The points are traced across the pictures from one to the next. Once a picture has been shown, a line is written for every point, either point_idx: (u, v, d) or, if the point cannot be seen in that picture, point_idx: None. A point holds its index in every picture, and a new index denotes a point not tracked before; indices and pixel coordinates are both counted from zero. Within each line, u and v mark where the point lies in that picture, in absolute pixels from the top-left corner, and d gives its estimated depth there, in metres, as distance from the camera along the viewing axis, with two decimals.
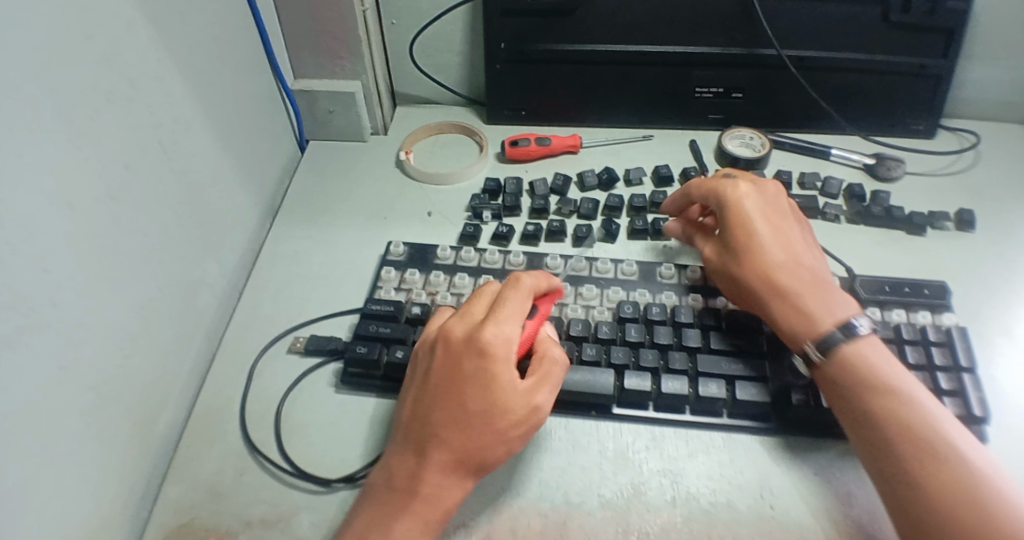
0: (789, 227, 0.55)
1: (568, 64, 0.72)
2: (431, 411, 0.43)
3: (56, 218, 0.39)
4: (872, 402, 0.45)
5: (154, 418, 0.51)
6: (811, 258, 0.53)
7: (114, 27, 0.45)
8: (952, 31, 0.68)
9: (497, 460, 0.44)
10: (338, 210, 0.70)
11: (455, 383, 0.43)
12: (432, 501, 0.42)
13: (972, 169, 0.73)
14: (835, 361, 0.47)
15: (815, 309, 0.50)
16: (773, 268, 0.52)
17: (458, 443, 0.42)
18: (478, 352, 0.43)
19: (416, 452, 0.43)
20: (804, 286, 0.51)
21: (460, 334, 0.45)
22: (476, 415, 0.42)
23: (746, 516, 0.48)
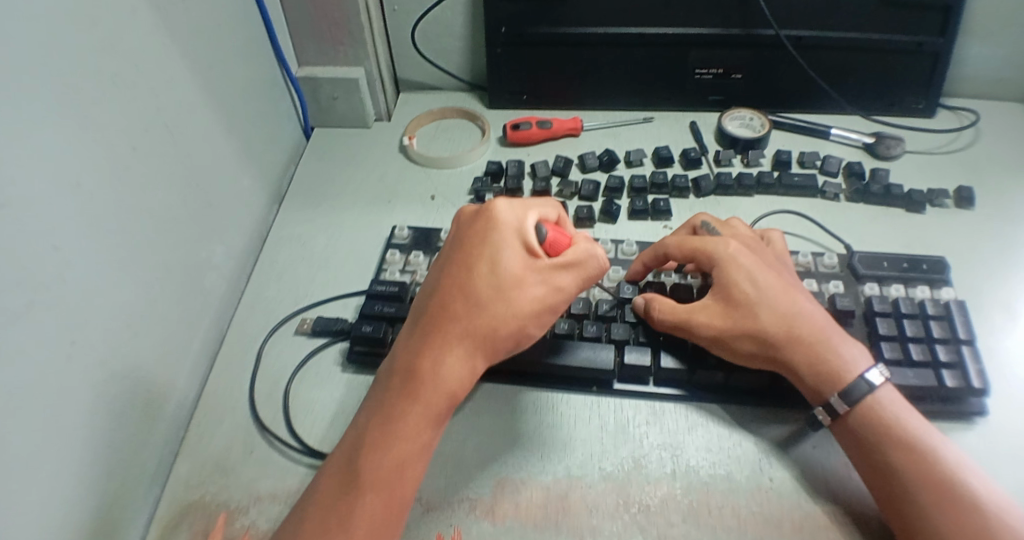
0: (782, 271, 0.54)
1: (568, 47, 0.72)
2: (439, 286, 0.46)
3: (63, 199, 0.41)
4: (869, 434, 0.46)
5: (165, 395, 0.52)
6: (812, 303, 0.52)
7: (119, 13, 0.46)
8: (950, 8, 0.68)
9: (503, 332, 0.45)
10: (342, 195, 0.71)
11: (466, 259, 0.46)
12: (431, 375, 0.43)
13: (972, 147, 0.73)
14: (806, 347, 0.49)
15: (802, 351, 0.49)
16: (758, 308, 0.51)
17: (464, 319, 0.44)
18: (483, 218, 0.48)
19: (421, 329, 0.45)
20: (813, 337, 0.49)
21: (471, 212, 0.50)
22: (477, 277, 0.45)
23: (743, 486, 0.49)
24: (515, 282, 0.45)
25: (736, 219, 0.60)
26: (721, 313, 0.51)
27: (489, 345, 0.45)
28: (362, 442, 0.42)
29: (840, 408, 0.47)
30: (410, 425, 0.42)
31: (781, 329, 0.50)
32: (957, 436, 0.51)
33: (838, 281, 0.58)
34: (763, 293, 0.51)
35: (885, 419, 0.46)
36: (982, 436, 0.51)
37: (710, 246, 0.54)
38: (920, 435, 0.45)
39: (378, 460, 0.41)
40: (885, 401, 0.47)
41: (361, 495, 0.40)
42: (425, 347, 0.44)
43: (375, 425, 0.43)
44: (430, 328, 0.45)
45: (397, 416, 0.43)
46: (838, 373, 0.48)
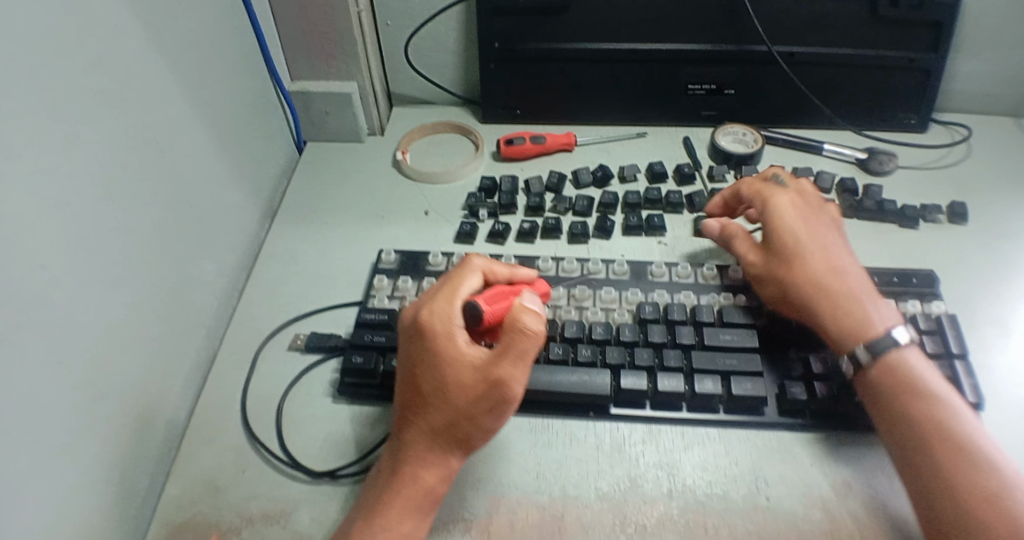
0: (828, 233, 0.56)
1: (561, 62, 0.72)
2: (408, 417, 0.44)
3: (52, 217, 0.40)
4: (914, 432, 0.45)
5: (155, 414, 0.51)
6: (846, 262, 0.54)
7: (110, 31, 0.46)
8: (940, 23, 0.68)
9: (473, 434, 0.43)
10: (334, 210, 0.71)
11: (419, 408, 0.44)
12: (409, 477, 0.43)
13: (963, 162, 0.74)
14: (835, 294, 0.52)
15: (834, 284, 0.52)
16: (806, 258, 0.53)
17: (459, 425, 0.43)
18: (430, 367, 0.44)
19: (400, 436, 0.45)
20: (845, 291, 0.52)
21: (424, 380, 0.44)
22: (428, 396, 0.43)
23: (739, 505, 0.49)
24: (490, 389, 0.42)
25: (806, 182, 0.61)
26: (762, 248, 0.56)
27: (487, 426, 0.43)
28: (380, 491, 0.44)
29: (864, 357, 0.49)
30: (398, 482, 0.43)
31: (812, 279, 0.53)
32: None
33: None
34: (803, 250, 0.54)
35: (937, 418, 0.45)
36: None
37: (768, 195, 0.58)
38: (974, 443, 0.43)
39: (402, 509, 0.42)
40: (941, 401, 0.46)
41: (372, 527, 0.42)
42: (423, 416, 0.44)
43: (388, 496, 0.43)
44: (415, 400, 0.44)
45: (415, 452, 0.44)
46: (863, 324, 0.50)
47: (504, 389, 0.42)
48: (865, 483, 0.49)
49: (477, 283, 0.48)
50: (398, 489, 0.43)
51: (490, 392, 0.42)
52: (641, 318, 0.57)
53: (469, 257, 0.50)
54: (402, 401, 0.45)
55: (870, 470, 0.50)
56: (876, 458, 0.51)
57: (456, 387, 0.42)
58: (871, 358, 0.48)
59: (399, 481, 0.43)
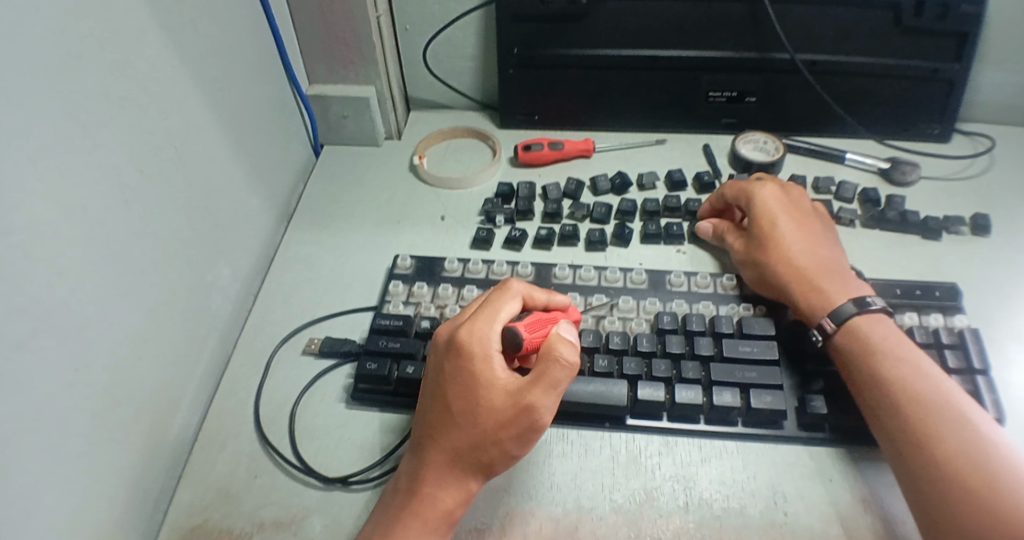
0: (808, 224, 0.59)
1: (580, 69, 0.72)
2: (431, 436, 0.44)
3: (70, 221, 0.40)
4: (889, 416, 0.46)
5: (168, 419, 0.51)
6: (825, 251, 0.57)
7: (129, 35, 0.46)
8: (965, 34, 0.67)
9: (497, 458, 0.43)
10: (349, 214, 0.70)
11: (445, 428, 0.43)
12: (429, 498, 0.43)
13: (988, 173, 0.73)
14: (806, 272, 0.55)
15: (800, 260, 0.55)
16: (792, 253, 0.56)
17: (485, 450, 0.43)
18: (462, 388, 0.43)
19: (420, 454, 0.44)
20: (815, 269, 0.55)
21: (454, 400, 0.43)
22: (457, 417, 0.43)
23: (757, 521, 0.48)
24: (522, 416, 0.42)
25: (796, 186, 0.63)
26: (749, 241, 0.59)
27: (511, 451, 0.43)
28: (397, 512, 0.43)
29: (829, 327, 0.51)
30: (416, 501, 0.43)
31: (803, 270, 0.55)
32: None
33: None
34: (793, 242, 0.56)
35: (913, 399, 0.46)
36: None
37: (751, 188, 0.61)
38: (953, 423, 0.44)
39: (421, 532, 0.42)
40: (911, 383, 0.47)
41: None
42: (449, 441, 0.43)
43: (405, 517, 0.42)
44: (441, 424, 0.43)
45: (436, 474, 0.43)
46: (829, 297, 0.53)
47: (535, 415, 0.42)
48: (887, 500, 0.48)
49: (517, 309, 0.47)
50: (416, 510, 0.42)
51: (519, 418, 0.42)
52: (659, 328, 0.56)
53: (509, 281, 0.49)
54: (427, 422, 0.44)
55: (892, 487, 0.49)
56: None
57: (487, 413, 0.42)
58: (836, 327, 0.51)
59: (419, 503, 0.43)
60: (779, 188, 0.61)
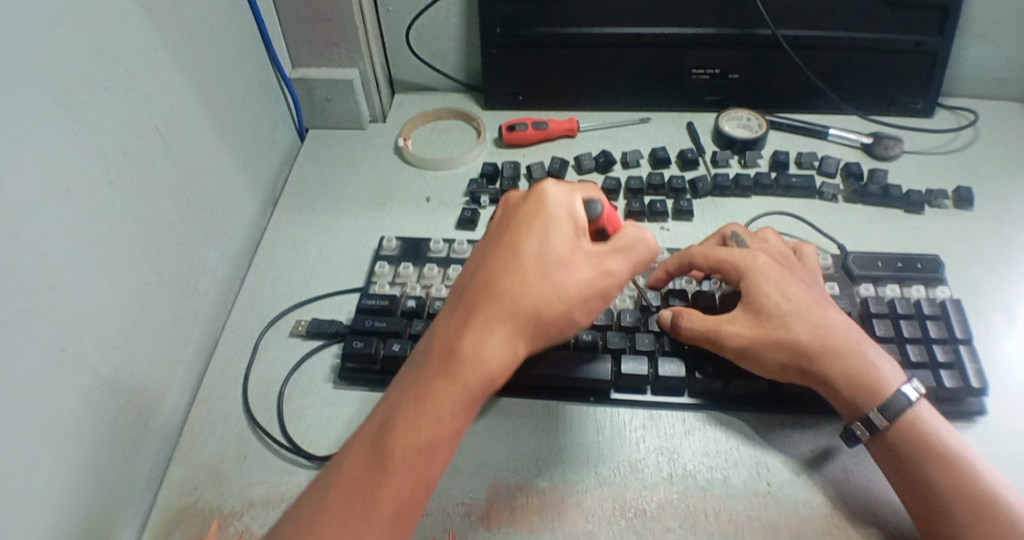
0: (810, 285, 0.53)
1: (563, 48, 0.72)
2: (489, 285, 0.40)
3: (55, 204, 0.40)
4: (925, 466, 0.44)
5: (157, 400, 0.52)
6: (837, 314, 0.51)
7: (110, 18, 0.46)
8: (948, 7, 0.67)
9: (554, 329, 0.41)
10: (335, 197, 0.71)
11: (510, 276, 0.40)
12: (474, 359, 0.38)
13: (970, 147, 0.73)
14: (841, 357, 0.48)
15: (839, 367, 0.48)
16: (795, 333, 0.49)
17: (549, 312, 0.40)
18: (543, 236, 0.41)
19: (467, 305, 0.40)
20: (846, 349, 0.48)
21: (531, 246, 0.41)
22: (530, 266, 0.40)
23: (740, 490, 0.48)
24: (601, 283, 0.43)
25: (770, 229, 0.60)
26: (751, 323, 0.50)
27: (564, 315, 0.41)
28: (431, 373, 0.38)
29: (880, 422, 0.46)
30: (463, 358, 0.38)
31: (816, 340, 0.48)
32: None
33: (833, 282, 0.58)
34: (794, 305, 0.50)
35: (944, 450, 0.45)
36: (984, 439, 0.50)
37: (739, 259, 0.53)
38: (982, 477, 0.43)
39: (459, 393, 0.38)
40: (942, 432, 0.46)
41: (423, 406, 0.37)
42: (501, 295, 0.39)
43: (443, 376, 0.38)
44: (495, 279, 0.40)
45: (485, 331, 0.39)
46: (877, 387, 0.47)
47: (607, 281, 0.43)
48: (867, 468, 0.49)
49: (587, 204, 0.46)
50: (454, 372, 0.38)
51: (595, 287, 0.42)
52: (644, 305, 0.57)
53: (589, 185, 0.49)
54: (487, 269, 0.41)
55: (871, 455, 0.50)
56: None
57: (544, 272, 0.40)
58: (888, 422, 0.46)
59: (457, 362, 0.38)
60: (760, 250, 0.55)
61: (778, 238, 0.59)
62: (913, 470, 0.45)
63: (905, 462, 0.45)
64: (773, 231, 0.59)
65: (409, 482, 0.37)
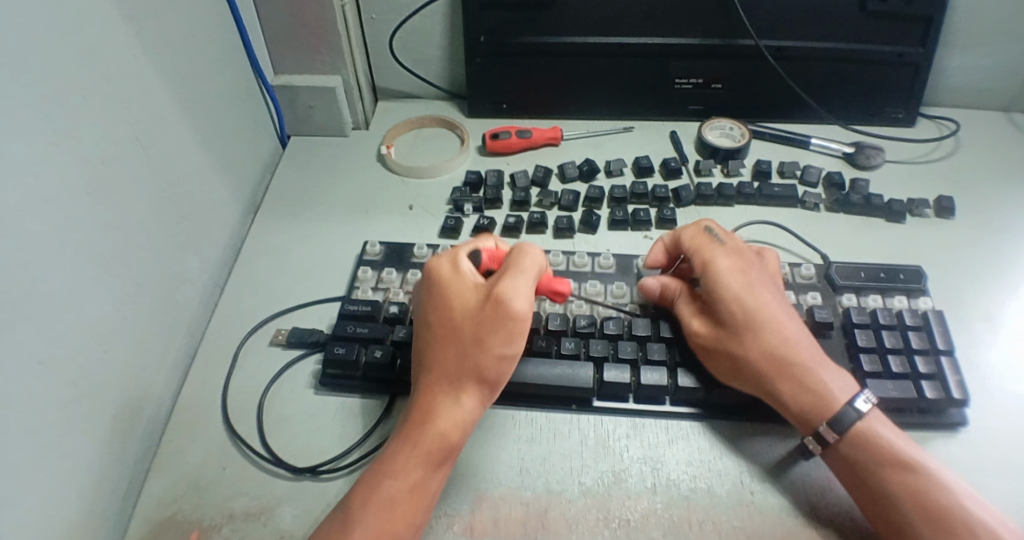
0: (772, 294, 0.51)
1: (548, 57, 0.72)
2: (432, 367, 0.46)
3: (34, 212, 0.40)
4: (882, 477, 0.44)
5: (135, 411, 0.51)
6: (796, 327, 0.50)
7: (92, 25, 0.45)
8: (930, 18, 0.68)
9: (494, 372, 0.46)
10: (318, 205, 0.70)
11: (449, 353, 0.46)
12: (425, 424, 0.45)
13: (951, 156, 0.74)
14: (787, 370, 0.48)
15: (784, 382, 0.48)
16: (744, 347, 0.49)
17: (488, 371, 0.45)
18: (483, 305, 0.46)
19: (433, 398, 0.45)
20: (797, 365, 0.48)
21: (459, 313, 0.46)
22: (463, 336, 0.45)
23: (724, 501, 0.48)
24: (492, 306, 0.46)
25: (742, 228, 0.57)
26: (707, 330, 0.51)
27: (492, 355, 0.45)
28: (401, 443, 0.44)
29: (830, 438, 0.46)
30: (419, 471, 0.43)
31: (765, 357, 0.49)
32: (940, 446, 0.50)
33: (816, 292, 0.58)
34: (749, 320, 0.49)
35: (901, 460, 0.45)
36: (965, 447, 0.51)
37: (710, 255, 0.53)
38: (939, 485, 0.44)
39: (422, 454, 0.44)
40: (898, 443, 0.46)
41: (416, 433, 0.44)
42: (437, 293, 0.48)
43: (408, 442, 0.44)
44: (440, 301, 0.47)
45: (440, 407, 0.45)
46: (824, 404, 0.47)
47: (504, 303, 0.45)
48: None
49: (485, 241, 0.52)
50: (443, 397, 0.45)
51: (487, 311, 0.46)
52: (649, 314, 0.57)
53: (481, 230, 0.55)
54: (430, 363, 0.46)
55: None
56: None
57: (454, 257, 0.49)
58: (838, 437, 0.46)
59: (446, 339, 0.46)
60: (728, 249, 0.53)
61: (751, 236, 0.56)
62: (870, 481, 0.45)
63: (863, 474, 0.45)
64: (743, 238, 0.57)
65: (426, 464, 0.44)
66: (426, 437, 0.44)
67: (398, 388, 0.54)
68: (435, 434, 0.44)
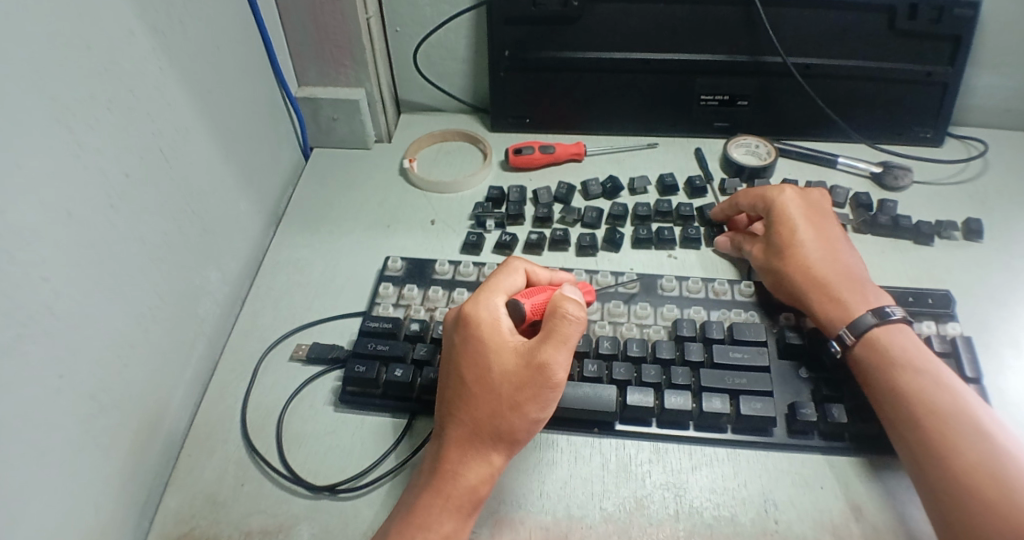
0: (824, 232, 0.58)
1: (571, 72, 0.72)
2: (461, 421, 0.45)
3: (53, 226, 0.39)
4: (948, 445, 0.44)
5: (154, 426, 0.50)
6: (843, 258, 0.57)
7: (116, 38, 0.45)
8: (960, 37, 0.67)
9: (525, 432, 0.45)
10: (340, 217, 0.70)
11: (481, 411, 0.44)
12: (453, 477, 0.44)
13: (980, 178, 0.72)
14: (817, 286, 0.55)
15: (817, 292, 0.55)
16: (785, 259, 0.57)
17: (520, 431, 0.45)
18: (524, 368, 0.44)
19: (462, 453, 0.45)
20: (833, 279, 0.55)
21: (498, 372, 0.45)
22: (499, 394, 0.44)
23: (748, 529, 0.47)
24: (533, 372, 0.44)
25: (817, 190, 0.63)
26: (763, 250, 0.60)
27: (527, 418, 0.44)
28: (427, 495, 0.44)
29: (849, 339, 0.52)
30: (444, 526, 0.43)
31: (803, 267, 0.56)
32: None
33: None
34: (794, 241, 0.57)
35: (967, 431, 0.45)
36: None
37: (771, 196, 0.61)
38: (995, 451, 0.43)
39: (450, 509, 0.43)
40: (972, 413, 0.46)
41: (444, 485, 0.44)
42: (473, 341, 0.46)
43: (434, 495, 0.44)
44: (476, 357, 0.46)
45: (467, 463, 0.44)
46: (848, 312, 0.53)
47: (545, 371, 0.44)
48: (880, 507, 0.48)
49: (519, 283, 0.51)
50: (472, 454, 0.45)
51: (530, 374, 0.44)
52: (678, 336, 0.56)
53: (511, 258, 0.53)
54: (460, 416, 0.45)
55: (882, 494, 0.49)
56: (886, 483, 0.50)
57: (493, 309, 0.48)
58: (855, 339, 0.52)
59: (478, 398, 0.45)
60: (797, 192, 0.60)
61: (824, 196, 0.62)
62: (894, 416, 0.47)
63: (896, 424, 0.47)
64: (823, 194, 0.63)
65: (457, 515, 0.43)
66: (452, 489, 0.44)
67: (418, 406, 0.54)
68: (463, 488, 0.44)
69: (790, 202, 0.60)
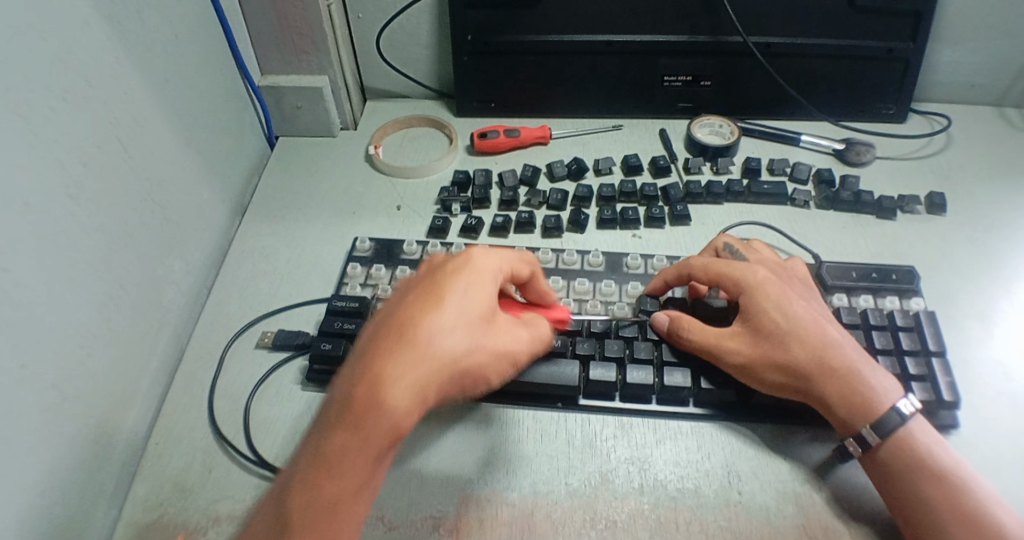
0: (809, 308, 0.52)
1: (534, 56, 0.72)
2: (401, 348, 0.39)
3: (13, 216, 0.39)
4: (922, 484, 0.44)
5: (119, 415, 0.50)
6: (838, 335, 0.50)
7: (71, 27, 0.45)
8: (919, 13, 0.68)
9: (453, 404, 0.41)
10: (306, 205, 0.70)
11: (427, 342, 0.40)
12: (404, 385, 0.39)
13: (943, 152, 0.73)
14: (825, 379, 0.48)
15: (827, 385, 0.48)
16: (792, 354, 0.49)
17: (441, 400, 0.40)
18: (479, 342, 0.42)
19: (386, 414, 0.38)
20: (843, 368, 0.48)
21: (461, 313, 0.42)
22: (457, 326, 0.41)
23: (711, 500, 0.48)
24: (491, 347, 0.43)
25: (766, 248, 0.59)
26: (749, 341, 0.50)
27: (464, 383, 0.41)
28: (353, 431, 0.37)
29: (873, 439, 0.46)
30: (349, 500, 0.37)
31: (812, 360, 0.49)
32: None
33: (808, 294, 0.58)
34: (789, 328, 0.50)
35: (940, 468, 0.45)
36: (959, 446, 0.50)
37: (737, 273, 0.53)
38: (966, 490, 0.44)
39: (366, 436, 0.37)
40: (938, 448, 0.46)
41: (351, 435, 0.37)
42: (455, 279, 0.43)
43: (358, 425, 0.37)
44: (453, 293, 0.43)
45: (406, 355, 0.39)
46: (871, 405, 0.47)
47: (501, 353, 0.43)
48: (840, 476, 0.49)
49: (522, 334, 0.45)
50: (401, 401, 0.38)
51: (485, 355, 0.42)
52: (643, 311, 0.57)
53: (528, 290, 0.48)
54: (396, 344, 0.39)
55: (844, 463, 0.50)
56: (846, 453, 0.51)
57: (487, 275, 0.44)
58: (880, 440, 0.46)
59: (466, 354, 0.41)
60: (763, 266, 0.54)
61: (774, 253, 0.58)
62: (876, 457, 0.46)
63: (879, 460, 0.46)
64: (795, 263, 0.58)
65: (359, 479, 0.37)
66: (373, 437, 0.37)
67: None
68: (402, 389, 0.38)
69: (765, 278, 0.52)
